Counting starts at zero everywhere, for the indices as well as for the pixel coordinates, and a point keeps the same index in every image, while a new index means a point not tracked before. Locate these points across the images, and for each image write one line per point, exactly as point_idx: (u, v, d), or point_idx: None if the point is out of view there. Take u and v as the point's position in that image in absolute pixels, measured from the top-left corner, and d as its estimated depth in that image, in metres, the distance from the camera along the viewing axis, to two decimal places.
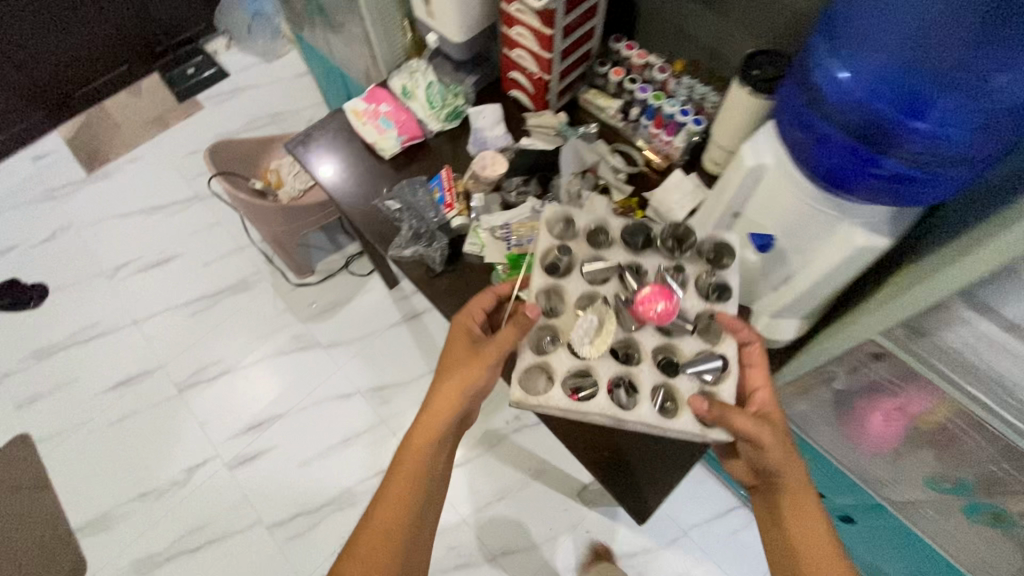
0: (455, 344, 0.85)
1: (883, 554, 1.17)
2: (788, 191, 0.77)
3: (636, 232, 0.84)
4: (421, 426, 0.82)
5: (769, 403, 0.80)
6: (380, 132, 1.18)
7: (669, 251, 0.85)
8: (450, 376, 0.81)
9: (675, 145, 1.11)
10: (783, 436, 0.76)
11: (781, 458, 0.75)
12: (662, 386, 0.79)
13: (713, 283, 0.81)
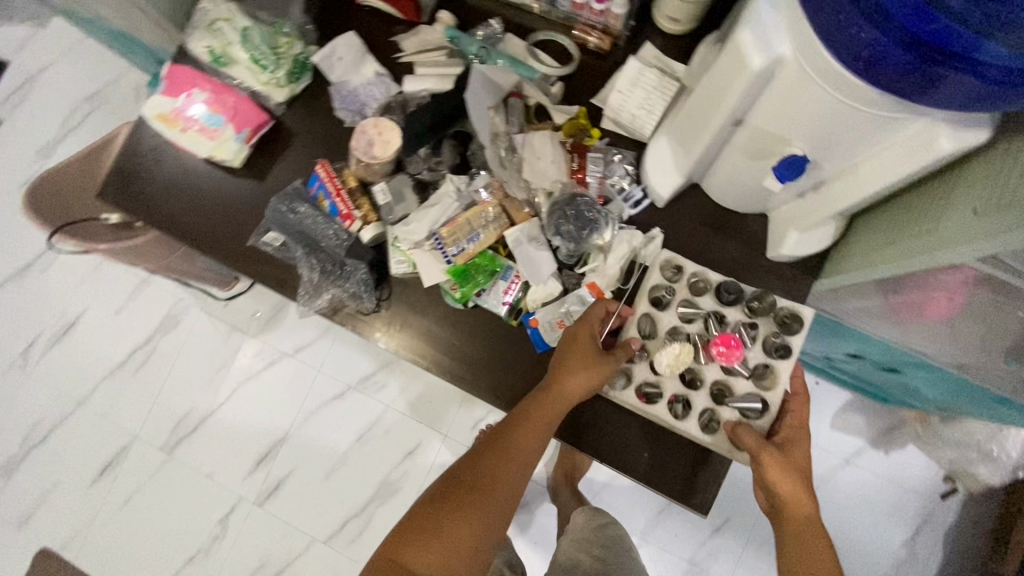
0: (576, 347, 0.71)
1: (946, 394, 1.09)
2: (815, 93, 0.50)
3: (735, 288, 0.74)
4: (531, 424, 0.68)
5: (797, 435, 0.73)
6: (211, 138, 0.81)
7: (750, 312, 0.75)
8: (571, 387, 0.69)
9: (614, 14, 0.76)
10: (796, 466, 0.69)
11: (789, 485, 0.68)
12: (710, 410, 0.73)
13: (782, 344, 0.73)
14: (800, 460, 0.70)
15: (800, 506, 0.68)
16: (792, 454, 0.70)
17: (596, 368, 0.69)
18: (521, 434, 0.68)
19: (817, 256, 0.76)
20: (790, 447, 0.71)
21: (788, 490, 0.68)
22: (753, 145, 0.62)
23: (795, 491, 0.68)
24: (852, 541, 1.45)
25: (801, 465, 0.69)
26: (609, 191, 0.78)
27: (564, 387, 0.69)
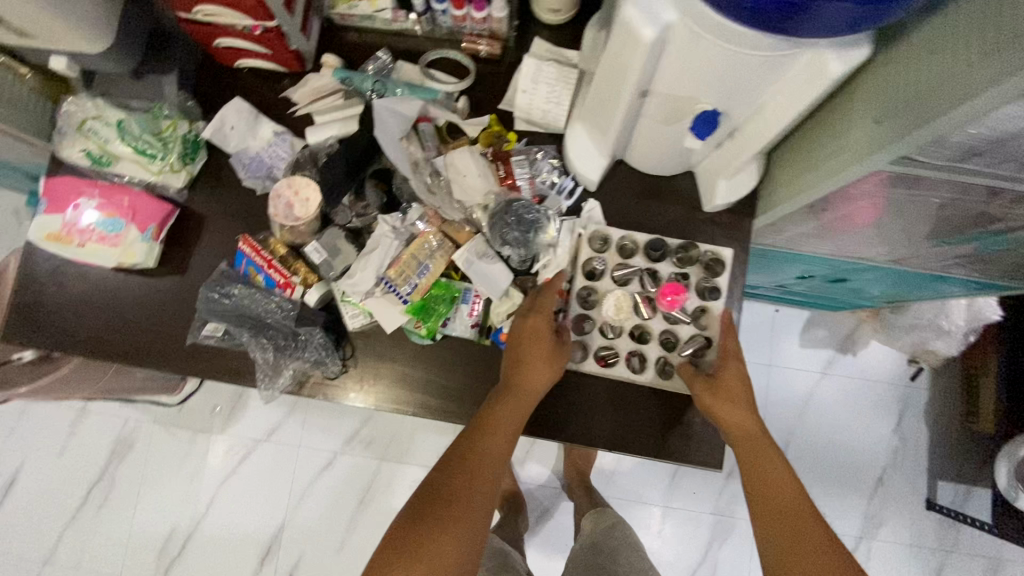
0: (534, 346, 0.70)
1: (894, 287, 1.16)
2: (710, 49, 0.52)
3: (660, 244, 0.76)
4: (504, 426, 0.66)
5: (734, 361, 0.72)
6: (115, 244, 0.75)
7: (680, 262, 0.77)
8: (535, 388, 0.69)
9: (496, 19, 0.77)
10: (735, 395, 0.70)
11: (731, 413, 0.69)
12: (663, 358, 0.75)
13: (711, 285, 0.76)
14: (738, 387, 0.71)
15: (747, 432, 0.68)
16: (729, 383, 0.71)
17: (553, 365, 0.70)
18: (495, 440, 0.65)
19: (748, 199, 0.79)
20: (724, 377, 0.71)
21: (730, 418, 0.69)
22: (666, 111, 0.63)
23: (738, 417, 0.69)
24: (848, 445, 1.53)
25: (739, 392, 0.70)
26: (541, 189, 0.79)
27: (528, 387, 0.68)
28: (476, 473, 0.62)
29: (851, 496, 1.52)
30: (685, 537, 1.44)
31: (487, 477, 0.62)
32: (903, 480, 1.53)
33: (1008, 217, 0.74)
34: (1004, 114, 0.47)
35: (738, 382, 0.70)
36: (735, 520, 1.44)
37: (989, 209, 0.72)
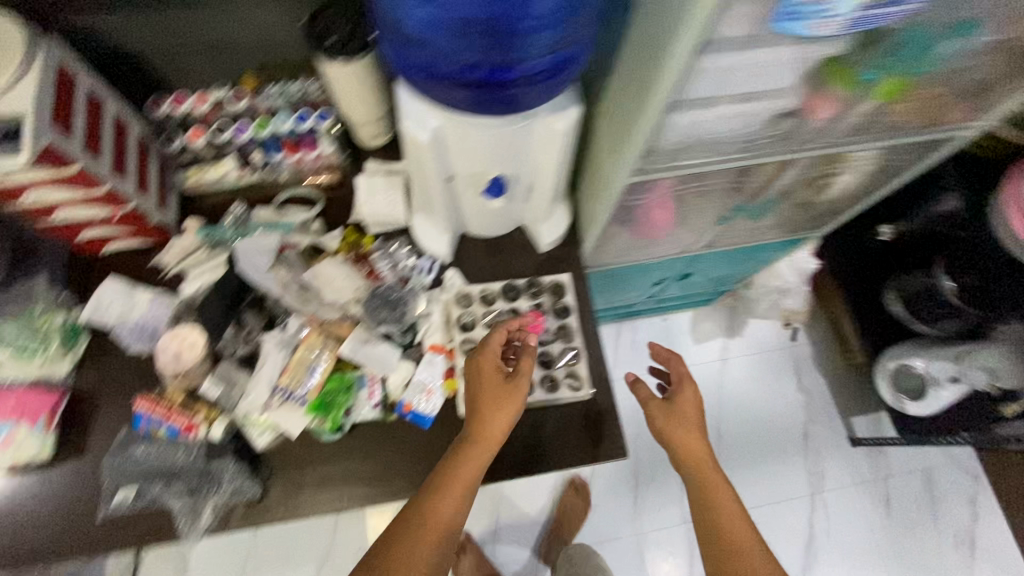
0: (487, 382, 0.75)
1: (728, 266, 1.39)
2: (471, 133, 0.69)
3: (512, 286, 0.92)
4: (470, 459, 0.70)
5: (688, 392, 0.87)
6: (5, 447, 0.76)
7: (533, 294, 0.92)
8: (495, 422, 0.72)
9: (327, 153, 0.95)
10: (687, 417, 0.85)
11: (680, 431, 0.84)
12: (546, 376, 0.87)
13: (562, 305, 0.92)
14: (692, 409, 0.86)
15: (695, 448, 0.82)
16: (682, 407, 0.86)
17: (511, 399, 0.74)
18: (457, 480, 0.68)
19: (570, 232, 0.97)
20: (679, 402, 0.87)
21: (680, 436, 0.84)
22: (469, 184, 0.80)
23: (690, 441, 0.83)
24: (768, 414, 1.70)
25: (691, 415, 0.85)
26: (404, 273, 0.91)
27: (487, 424, 0.72)
28: (442, 504, 0.67)
29: (789, 458, 1.66)
30: (668, 555, 1.47)
31: (455, 504, 0.68)
32: (824, 429, 1.70)
33: (750, 188, 0.97)
34: (675, 124, 0.68)
35: (689, 405, 0.85)
36: None
37: (736, 185, 0.96)
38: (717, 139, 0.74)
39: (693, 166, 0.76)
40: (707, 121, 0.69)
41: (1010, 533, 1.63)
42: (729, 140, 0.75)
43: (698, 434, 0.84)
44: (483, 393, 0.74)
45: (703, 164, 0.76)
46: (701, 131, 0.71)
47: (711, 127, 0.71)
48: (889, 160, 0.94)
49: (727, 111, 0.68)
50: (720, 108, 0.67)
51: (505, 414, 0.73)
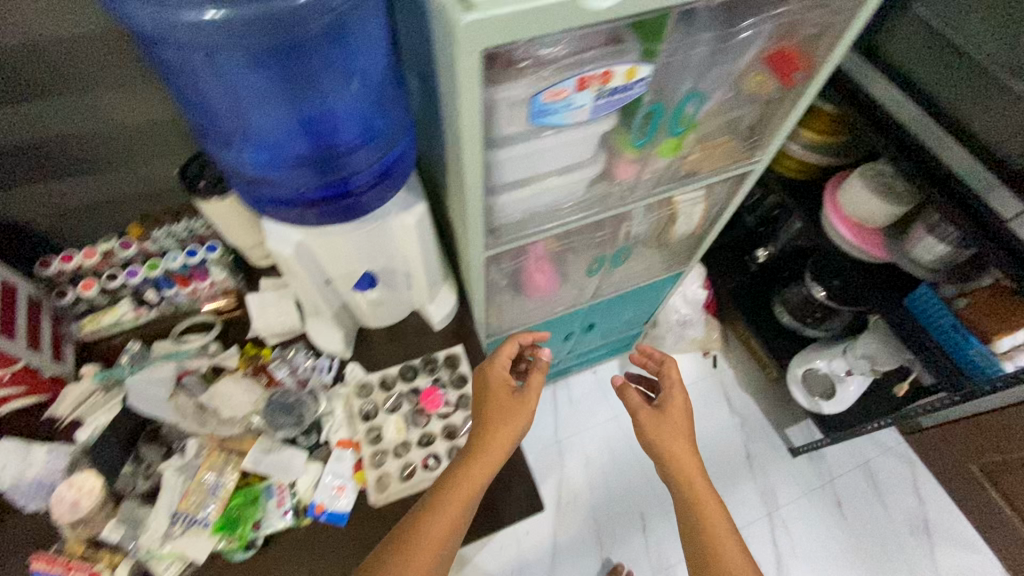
0: (497, 396, 0.84)
1: (627, 311, 1.51)
2: (330, 240, 0.77)
3: (409, 368, 0.97)
4: (483, 463, 0.78)
5: (680, 396, 0.95)
6: None
7: (430, 370, 0.98)
8: (504, 433, 0.81)
9: (219, 280, 1.01)
10: (676, 422, 0.92)
11: (668, 435, 0.91)
12: (451, 447, 0.92)
13: (458, 375, 0.98)
14: (681, 414, 0.94)
15: (684, 455, 0.89)
16: (672, 413, 0.93)
17: (521, 411, 0.83)
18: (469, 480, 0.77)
19: (458, 308, 1.06)
20: (669, 408, 0.94)
21: (669, 440, 0.91)
22: (344, 284, 0.88)
23: (681, 446, 0.90)
24: (709, 443, 1.76)
25: (680, 422, 0.93)
26: (304, 376, 0.96)
27: (495, 435, 0.80)
28: (452, 502, 0.75)
29: (740, 482, 1.71)
30: None
31: (464, 503, 0.76)
32: (764, 446, 1.76)
33: (605, 240, 1.13)
34: (500, 201, 0.81)
35: (678, 412, 0.93)
36: (670, 561, 1.58)
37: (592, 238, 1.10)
38: (545, 206, 0.88)
39: (538, 232, 0.89)
40: (527, 194, 0.82)
41: (958, 511, 1.69)
42: (557, 206, 0.89)
43: (686, 439, 0.91)
44: (494, 407, 0.83)
45: (543, 230, 0.89)
46: (528, 201, 0.85)
47: (535, 197, 0.84)
48: (712, 197, 1.11)
49: (541, 185, 0.82)
50: (531, 184, 0.82)
51: (515, 427, 0.82)
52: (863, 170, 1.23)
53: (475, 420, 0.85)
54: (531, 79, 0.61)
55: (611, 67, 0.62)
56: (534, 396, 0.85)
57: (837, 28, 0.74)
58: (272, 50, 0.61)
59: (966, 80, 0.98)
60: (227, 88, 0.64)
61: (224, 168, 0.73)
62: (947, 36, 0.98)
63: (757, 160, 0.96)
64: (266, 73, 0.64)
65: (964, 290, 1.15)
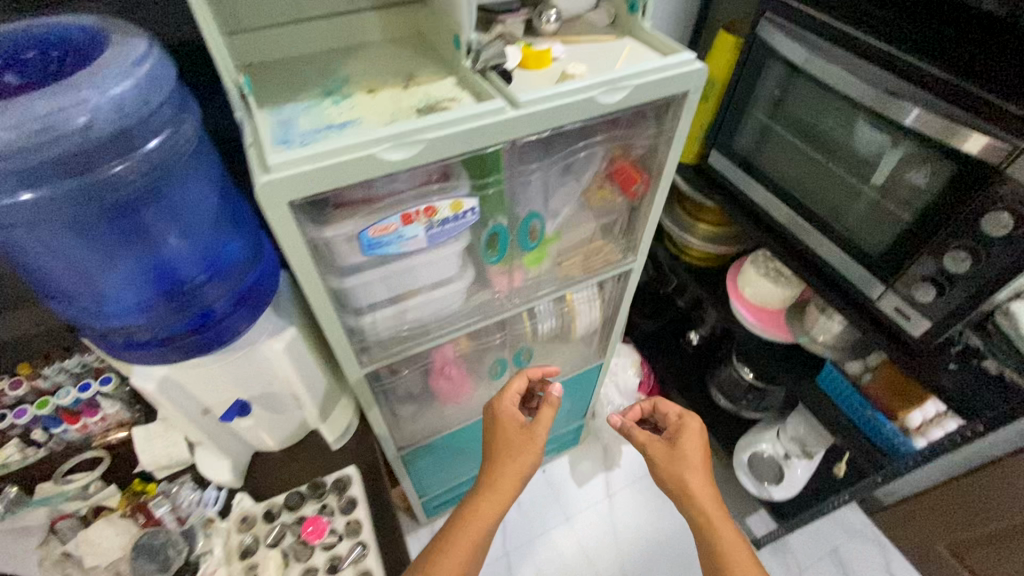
0: (510, 431, 0.94)
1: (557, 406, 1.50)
2: (196, 373, 0.78)
3: (295, 496, 0.94)
4: (496, 493, 0.88)
5: (690, 425, 0.98)
6: None
7: (318, 495, 0.94)
8: (512, 464, 0.91)
9: (112, 413, 1.00)
10: (688, 454, 0.94)
11: (681, 469, 0.93)
12: None
13: (345, 500, 0.94)
14: (695, 444, 0.95)
15: (701, 488, 0.90)
16: (684, 444, 0.96)
17: (530, 443, 0.93)
18: (482, 507, 0.87)
19: (356, 424, 1.06)
20: (680, 440, 0.97)
21: (683, 473, 0.92)
22: (217, 418, 0.86)
23: (696, 477, 0.91)
24: (668, 542, 1.65)
25: (693, 453, 0.94)
26: (186, 511, 0.93)
27: (503, 466, 0.91)
28: (466, 530, 0.84)
29: None
30: None
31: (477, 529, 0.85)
32: None
33: (505, 341, 1.17)
34: (369, 321, 0.84)
35: (689, 442, 0.94)
36: None
37: (491, 340, 1.15)
38: (423, 321, 0.90)
39: (420, 345, 0.90)
40: (398, 312, 0.85)
41: None
42: (437, 320, 0.91)
43: (700, 471, 0.92)
44: (504, 440, 0.93)
45: (425, 343, 0.90)
46: (401, 318, 0.87)
47: (408, 314, 0.87)
48: (605, 294, 1.17)
49: (410, 304, 0.85)
50: (400, 303, 0.85)
51: (523, 459, 0.92)
52: (755, 256, 1.28)
53: (489, 452, 0.94)
54: (360, 220, 0.66)
55: (434, 202, 0.67)
56: (541, 429, 0.95)
57: (661, 146, 0.83)
58: (95, 207, 0.57)
59: (797, 162, 1.11)
60: (59, 258, 0.59)
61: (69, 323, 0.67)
62: (804, 128, 1.07)
63: (631, 262, 1.00)
64: (92, 228, 0.59)
65: (870, 365, 1.16)
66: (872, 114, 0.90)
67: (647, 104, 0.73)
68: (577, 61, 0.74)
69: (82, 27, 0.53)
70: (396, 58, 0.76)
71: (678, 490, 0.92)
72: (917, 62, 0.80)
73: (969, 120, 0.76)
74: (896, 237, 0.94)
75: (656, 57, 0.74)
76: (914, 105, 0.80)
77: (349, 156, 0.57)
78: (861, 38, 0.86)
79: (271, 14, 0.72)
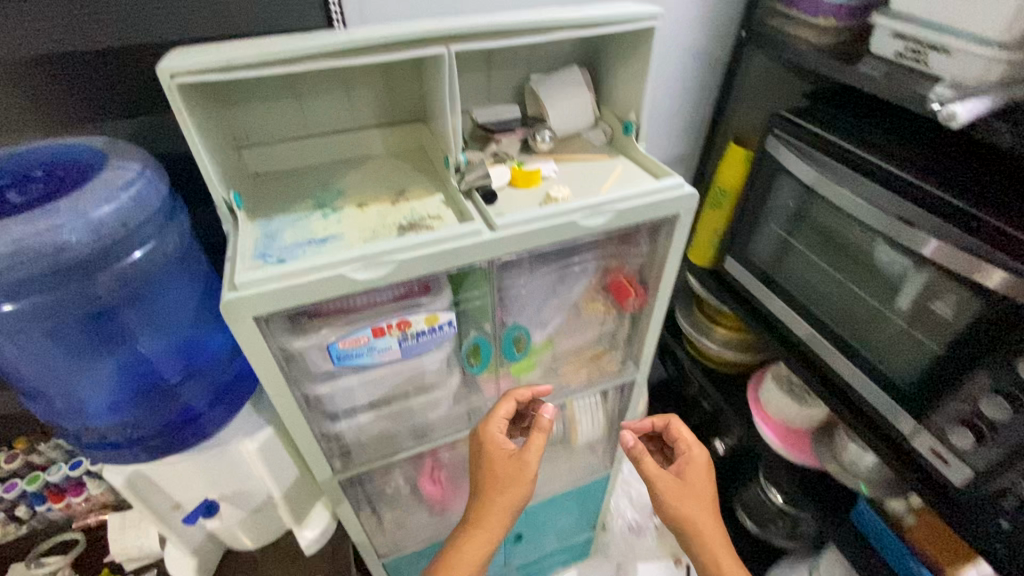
0: (496, 461, 0.76)
1: (563, 518, 1.36)
2: (165, 472, 0.76)
3: None
4: (484, 532, 0.73)
5: (699, 455, 0.85)
6: None
7: None
8: (503, 501, 0.74)
9: (97, 492, 0.99)
10: (698, 491, 0.81)
11: (692, 508, 0.80)
12: None
13: None
14: (704, 479, 0.83)
15: (713, 531, 0.79)
16: (692, 479, 0.82)
17: (521, 476, 0.75)
18: (469, 551, 0.73)
19: (332, 531, 0.99)
20: (688, 472, 0.83)
21: (695, 514, 0.80)
22: (185, 518, 0.83)
23: (706, 520, 0.80)
24: None
25: (704, 492, 0.82)
26: None
27: (492, 506, 0.74)
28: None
29: None
30: None
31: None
32: None
33: None
34: (348, 427, 0.81)
35: (701, 477, 0.81)
36: None
37: None
38: (407, 428, 0.86)
39: (403, 454, 0.85)
40: (380, 418, 0.82)
41: None
42: (422, 427, 0.87)
43: (711, 510, 0.81)
44: (489, 472, 0.76)
45: (406, 452, 0.85)
46: (382, 425, 0.83)
47: (390, 420, 0.83)
48: (611, 403, 1.09)
49: (393, 410, 0.82)
50: (383, 410, 0.81)
51: (514, 497, 0.75)
52: (777, 371, 1.19)
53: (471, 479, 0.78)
54: (332, 331, 0.66)
55: (408, 316, 0.67)
56: (535, 461, 0.76)
57: (657, 264, 0.80)
58: (81, 308, 0.58)
59: (817, 276, 1.05)
60: (44, 359, 0.60)
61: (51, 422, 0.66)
62: (828, 242, 1.00)
63: (631, 374, 0.94)
64: (78, 326, 0.60)
65: (912, 509, 1.01)
66: (890, 240, 0.84)
67: (634, 225, 0.72)
68: (566, 181, 0.75)
69: (90, 147, 0.57)
70: (394, 170, 0.79)
71: (689, 530, 0.80)
72: (929, 190, 0.76)
73: (996, 256, 0.69)
74: (928, 368, 0.84)
75: (647, 179, 0.73)
76: (932, 236, 0.75)
77: (314, 274, 0.57)
78: (872, 162, 0.83)
79: (281, 132, 0.78)
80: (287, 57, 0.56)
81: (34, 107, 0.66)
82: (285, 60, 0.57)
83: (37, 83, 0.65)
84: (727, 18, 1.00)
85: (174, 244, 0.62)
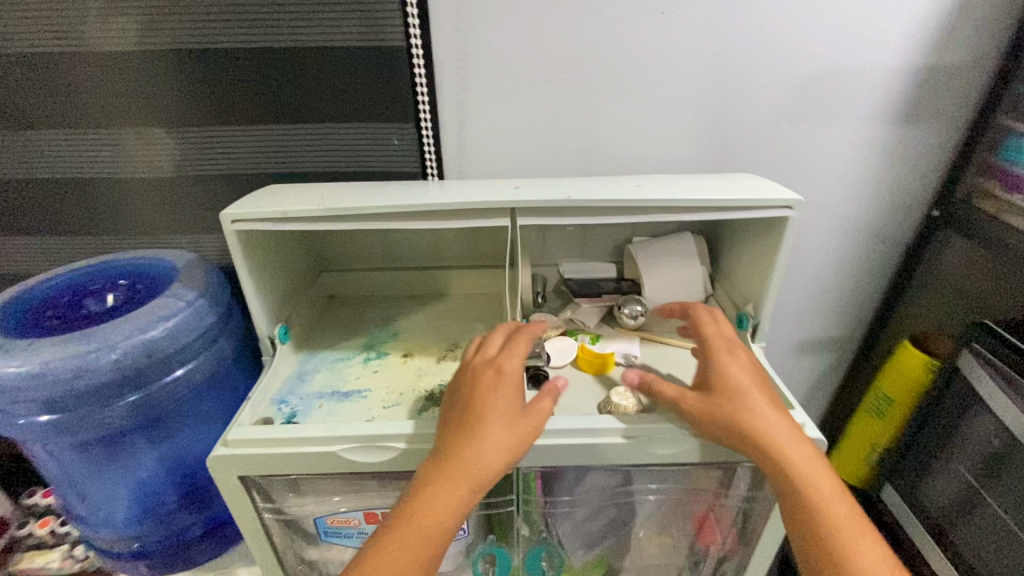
0: (500, 378, 0.49)
1: None
2: None
3: None
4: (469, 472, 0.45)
5: (724, 342, 0.52)
6: None
7: None
8: (495, 448, 0.45)
9: None
10: (747, 390, 0.49)
11: (740, 408, 0.48)
12: None
13: None
14: (744, 368, 0.50)
15: (784, 430, 0.47)
16: (731, 377, 0.50)
17: (528, 429, 0.47)
18: (443, 491, 0.44)
19: None
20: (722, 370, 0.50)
21: (753, 420, 0.47)
22: None
23: (775, 421, 0.47)
24: None
25: (754, 386, 0.49)
26: None
27: (483, 444, 0.45)
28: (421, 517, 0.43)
29: None
30: None
31: (443, 520, 0.43)
32: None
33: None
34: None
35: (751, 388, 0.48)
36: None
37: None
38: None
39: None
40: None
41: None
42: None
43: (771, 401, 0.49)
44: (482, 402, 0.47)
45: None
46: None
47: None
48: None
49: None
50: None
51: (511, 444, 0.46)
52: None
53: (452, 404, 0.49)
54: (341, 501, 0.58)
55: None
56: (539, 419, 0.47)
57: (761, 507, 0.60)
58: (111, 424, 0.57)
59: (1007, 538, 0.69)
60: (74, 465, 0.60)
61: (76, 520, 0.65)
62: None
63: None
64: (107, 438, 0.58)
65: None
66: None
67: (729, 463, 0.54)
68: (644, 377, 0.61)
69: (169, 265, 0.61)
70: (459, 318, 0.73)
71: (768, 466, 0.46)
72: None
73: None
74: None
75: None
76: None
77: (305, 446, 0.50)
78: None
79: (361, 260, 0.77)
80: (345, 216, 0.55)
81: (162, 214, 0.74)
82: (347, 217, 0.55)
83: (172, 198, 0.73)
84: (914, 194, 0.78)
85: (213, 364, 0.62)
